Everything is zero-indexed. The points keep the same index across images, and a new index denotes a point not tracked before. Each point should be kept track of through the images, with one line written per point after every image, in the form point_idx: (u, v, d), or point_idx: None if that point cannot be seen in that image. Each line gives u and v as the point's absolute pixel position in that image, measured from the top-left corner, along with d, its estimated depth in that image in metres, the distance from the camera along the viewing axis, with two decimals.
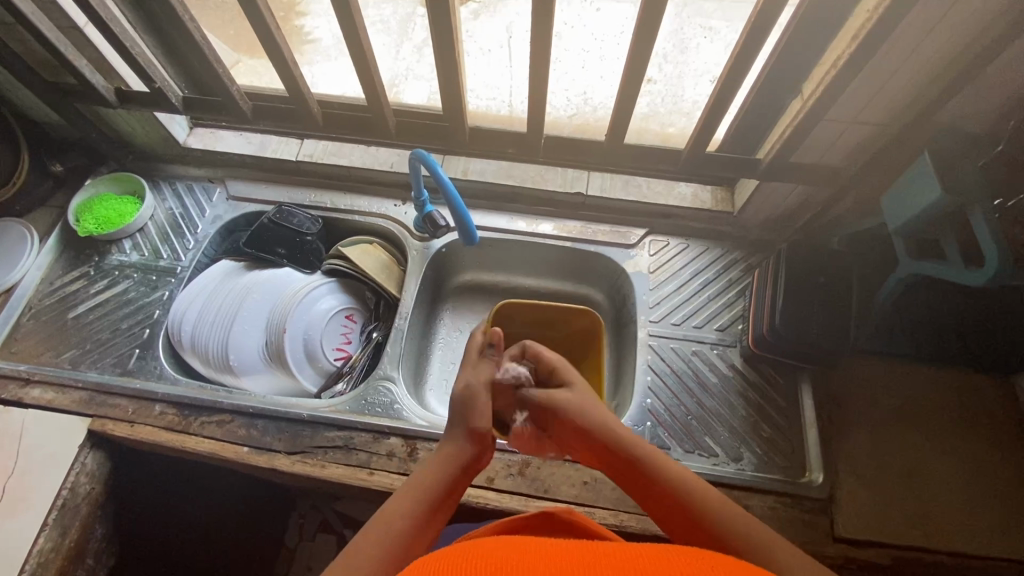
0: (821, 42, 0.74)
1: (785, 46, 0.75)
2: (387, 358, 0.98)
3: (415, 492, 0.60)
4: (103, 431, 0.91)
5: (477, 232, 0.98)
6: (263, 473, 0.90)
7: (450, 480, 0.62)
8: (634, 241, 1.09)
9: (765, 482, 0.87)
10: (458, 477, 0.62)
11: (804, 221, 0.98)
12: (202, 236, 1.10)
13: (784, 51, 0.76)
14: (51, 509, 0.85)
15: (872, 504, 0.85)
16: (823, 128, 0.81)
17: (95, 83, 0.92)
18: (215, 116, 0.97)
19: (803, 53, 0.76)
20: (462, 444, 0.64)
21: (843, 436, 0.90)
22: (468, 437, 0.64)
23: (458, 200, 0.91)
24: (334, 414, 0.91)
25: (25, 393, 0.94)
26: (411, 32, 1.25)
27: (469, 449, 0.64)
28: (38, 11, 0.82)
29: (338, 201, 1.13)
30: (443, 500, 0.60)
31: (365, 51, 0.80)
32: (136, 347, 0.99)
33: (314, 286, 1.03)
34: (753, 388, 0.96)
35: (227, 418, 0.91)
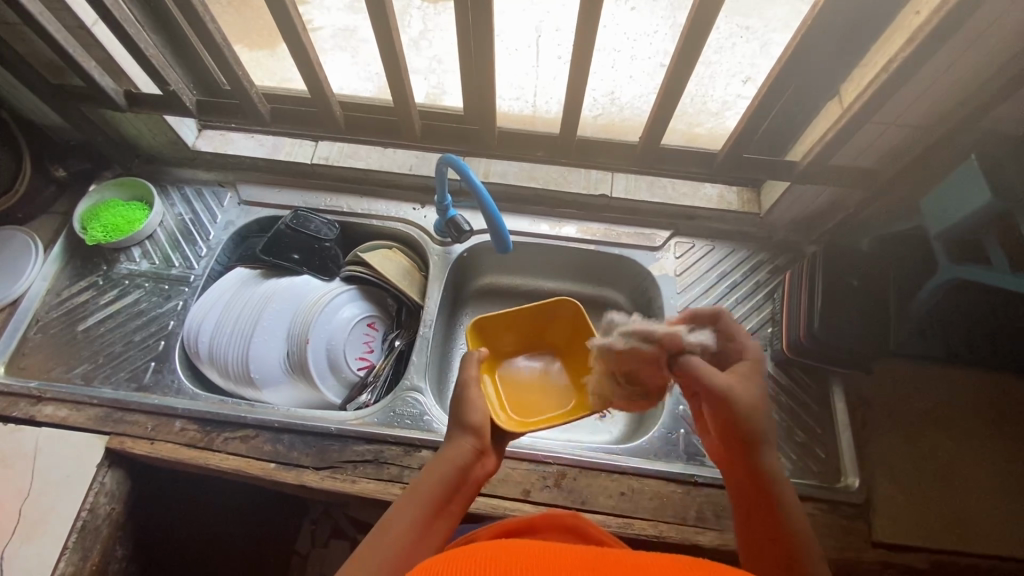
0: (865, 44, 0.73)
1: (829, 49, 0.74)
2: (413, 368, 0.96)
3: (417, 498, 0.60)
4: (122, 449, 0.87)
5: (511, 237, 0.93)
6: (291, 490, 0.87)
7: (453, 479, 0.62)
8: (659, 243, 1.07)
9: (802, 488, 0.86)
10: (461, 475, 0.63)
11: (834, 222, 0.97)
12: (215, 242, 1.07)
13: (826, 55, 0.75)
14: (72, 532, 0.82)
15: (909, 508, 0.85)
16: (863, 130, 0.80)
17: (105, 85, 0.88)
18: (229, 119, 0.93)
19: (847, 54, 0.74)
20: (460, 445, 0.64)
21: (877, 439, 0.90)
22: (469, 431, 0.65)
23: (492, 204, 0.87)
24: (362, 427, 0.88)
25: (36, 411, 0.91)
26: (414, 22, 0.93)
27: (466, 447, 0.64)
28: (45, 11, 0.78)
29: (356, 204, 1.09)
30: (445, 503, 0.61)
31: (395, 52, 0.77)
32: (152, 360, 0.96)
33: (334, 295, 1.00)
34: (785, 392, 0.95)
35: (251, 433, 0.88)
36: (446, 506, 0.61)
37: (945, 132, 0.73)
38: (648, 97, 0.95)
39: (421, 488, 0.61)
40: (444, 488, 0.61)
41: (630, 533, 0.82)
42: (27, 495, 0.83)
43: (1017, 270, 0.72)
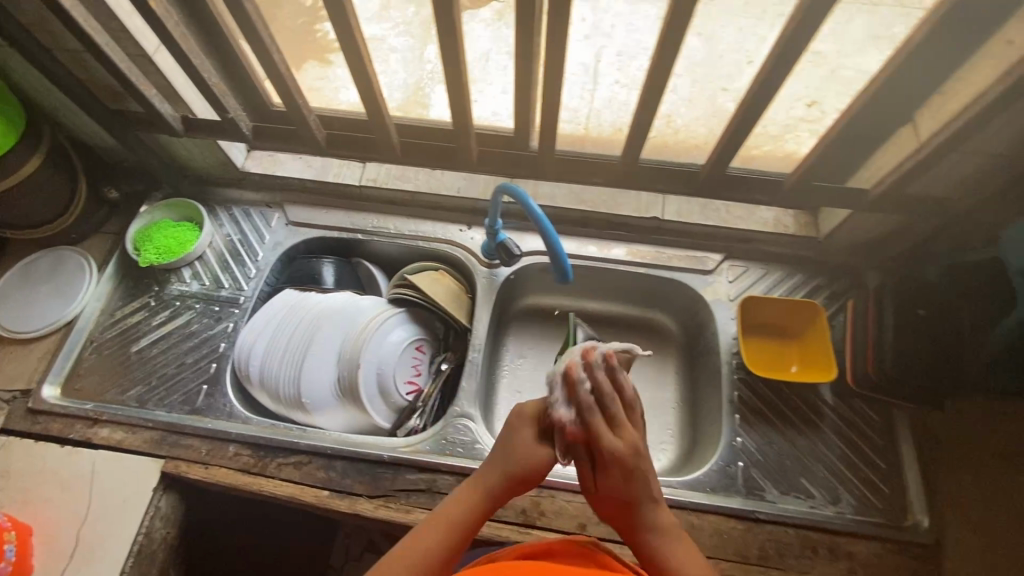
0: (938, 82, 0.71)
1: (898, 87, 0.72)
2: (464, 394, 0.95)
3: (467, 496, 0.66)
4: (177, 473, 0.88)
5: (571, 266, 0.89)
6: (343, 517, 0.87)
7: None
8: (712, 266, 1.04)
9: (867, 527, 0.84)
10: None
11: (900, 248, 0.93)
12: (263, 264, 1.07)
13: (895, 92, 0.73)
14: (129, 557, 0.83)
15: (988, 552, 0.80)
16: (941, 162, 0.76)
17: (164, 111, 0.89)
18: (284, 144, 0.95)
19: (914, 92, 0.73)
20: (489, 473, 0.68)
21: (944, 478, 0.86)
22: None
23: (551, 228, 0.84)
24: (414, 455, 0.88)
25: (93, 433, 0.91)
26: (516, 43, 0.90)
27: (503, 486, 0.67)
28: (111, 41, 0.79)
29: (403, 226, 1.09)
30: None
31: (459, 81, 0.78)
32: (204, 383, 0.96)
33: (383, 319, 0.99)
34: (847, 425, 0.91)
35: (304, 459, 0.88)
36: (461, 545, 0.64)
37: None
38: (706, 119, 0.91)
39: (442, 516, 0.64)
40: (468, 520, 0.65)
41: None
42: (85, 518, 0.85)
43: None
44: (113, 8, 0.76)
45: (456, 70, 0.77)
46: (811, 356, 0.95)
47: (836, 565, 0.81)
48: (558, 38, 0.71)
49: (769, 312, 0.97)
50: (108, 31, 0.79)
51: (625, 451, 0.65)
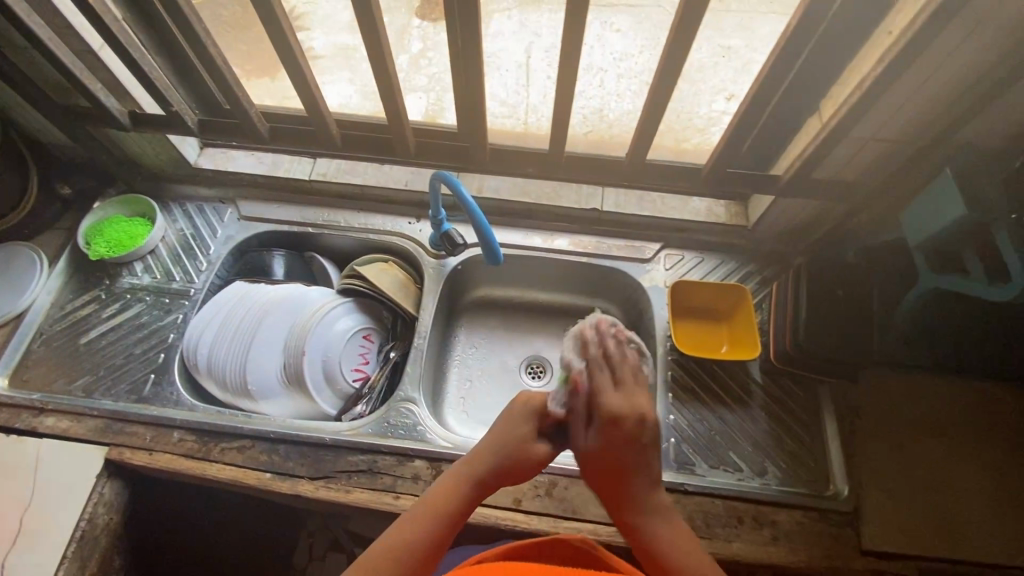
0: (834, 72, 0.76)
1: (798, 77, 0.77)
2: (407, 379, 0.98)
3: (466, 475, 0.66)
4: (121, 459, 0.89)
5: (500, 250, 0.96)
6: (286, 500, 0.89)
7: None
8: (650, 255, 1.08)
9: (791, 496, 0.87)
10: None
11: (821, 233, 0.98)
12: (215, 257, 1.09)
13: (796, 81, 0.78)
14: (71, 542, 0.83)
15: (898, 514, 0.86)
16: (841, 146, 0.82)
17: (109, 105, 0.92)
18: (231, 138, 0.99)
19: (815, 82, 0.78)
20: (487, 456, 0.66)
21: (864, 450, 0.91)
22: None
23: (483, 220, 0.89)
24: (356, 437, 0.90)
25: (39, 422, 0.92)
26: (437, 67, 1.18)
27: (502, 467, 0.66)
28: (54, 36, 0.82)
29: (353, 219, 1.12)
30: None
31: (389, 74, 0.83)
32: (152, 372, 0.98)
33: (330, 308, 1.02)
34: (774, 401, 0.95)
35: (248, 443, 0.90)
36: (457, 525, 0.65)
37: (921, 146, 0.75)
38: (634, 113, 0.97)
39: (439, 499, 0.65)
40: (464, 504, 0.65)
41: (621, 541, 0.83)
42: (28, 505, 0.85)
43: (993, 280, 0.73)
44: (55, 4, 0.78)
45: (385, 63, 0.81)
46: (738, 336, 1.00)
47: (760, 533, 0.85)
48: (465, 39, 0.75)
49: (698, 297, 1.03)
50: (52, 27, 0.82)
51: (625, 410, 0.62)
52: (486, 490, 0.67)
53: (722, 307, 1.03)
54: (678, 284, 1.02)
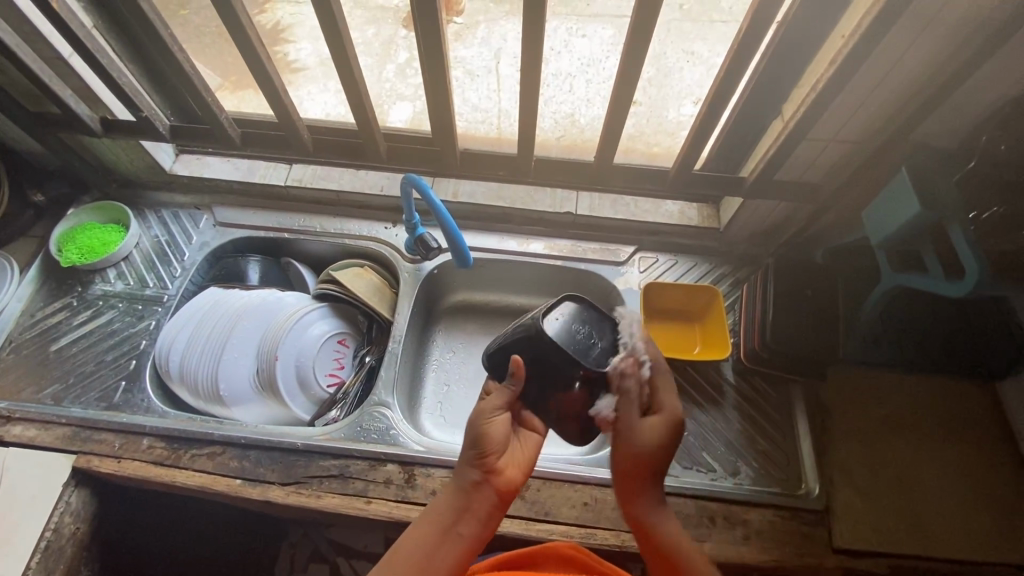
0: (793, 76, 0.78)
1: (758, 81, 0.79)
2: (382, 383, 0.97)
3: (451, 485, 0.67)
4: (88, 467, 0.88)
5: (470, 253, 0.98)
6: (257, 506, 0.88)
7: None
8: (624, 257, 1.09)
9: (763, 495, 0.87)
10: None
11: (791, 234, 0.99)
12: (189, 263, 1.09)
13: (756, 85, 0.80)
14: (35, 552, 0.81)
15: (869, 511, 0.86)
16: (804, 147, 0.83)
17: (80, 112, 0.91)
18: (203, 143, 0.99)
19: (775, 86, 0.80)
20: (466, 465, 0.67)
21: (835, 448, 0.91)
22: None
23: (451, 223, 0.91)
24: (328, 441, 0.90)
25: (5, 431, 0.91)
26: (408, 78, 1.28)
27: (478, 469, 0.66)
28: (23, 43, 0.82)
29: (328, 224, 1.12)
30: None
31: (357, 79, 0.84)
32: (122, 380, 0.97)
33: (304, 312, 1.02)
34: (747, 401, 0.96)
35: (218, 449, 0.89)
36: (457, 535, 0.64)
37: (879, 147, 0.77)
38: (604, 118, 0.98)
39: (434, 511, 0.66)
40: (451, 512, 0.65)
41: (593, 542, 0.83)
42: None
43: (949, 275, 0.74)
44: (22, 10, 0.78)
45: (351, 69, 0.83)
46: (710, 334, 1.01)
47: (732, 532, 0.84)
48: (429, 44, 0.76)
49: (669, 297, 1.03)
50: (20, 34, 0.82)
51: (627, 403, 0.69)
52: (480, 496, 0.65)
53: (694, 305, 1.03)
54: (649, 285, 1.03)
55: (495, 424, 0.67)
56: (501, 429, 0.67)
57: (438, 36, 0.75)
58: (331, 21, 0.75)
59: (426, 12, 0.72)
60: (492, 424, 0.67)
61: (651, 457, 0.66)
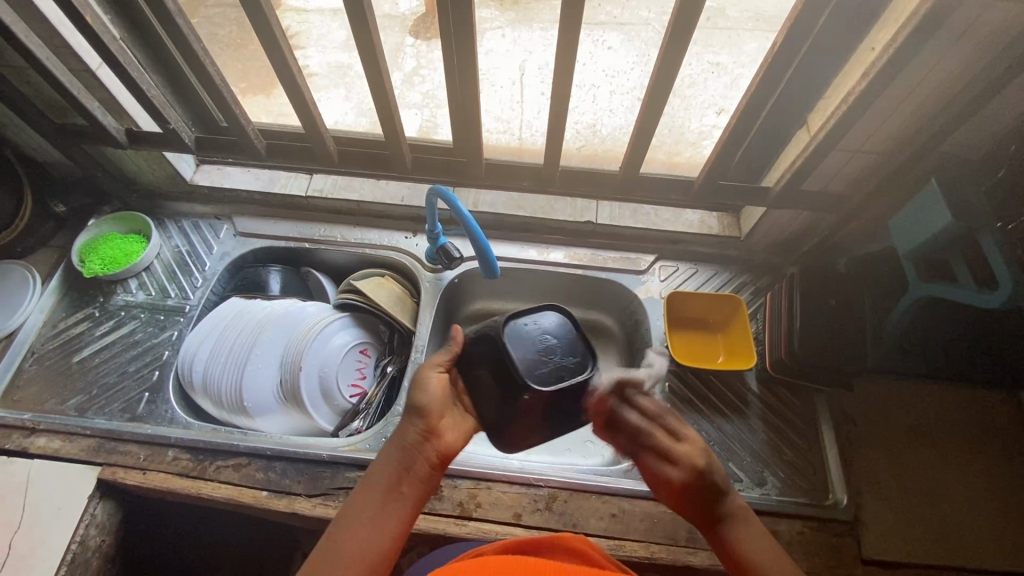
0: (820, 87, 0.78)
1: (786, 92, 0.79)
2: (405, 393, 0.97)
3: (395, 444, 0.67)
4: (114, 479, 0.87)
5: (497, 263, 0.97)
6: (282, 518, 0.87)
7: None
8: (645, 267, 1.09)
9: (791, 506, 0.87)
10: None
11: (812, 243, 1.00)
12: (210, 274, 1.09)
13: (784, 96, 0.80)
14: (61, 566, 0.80)
15: (898, 523, 0.86)
16: (830, 158, 0.84)
17: (107, 124, 0.92)
18: (227, 154, 1.00)
19: (802, 97, 0.80)
20: (408, 424, 0.68)
21: (862, 457, 0.91)
22: None
23: (479, 232, 0.91)
24: (353, 453, 0.89)
25: (29, 443, 0.91)
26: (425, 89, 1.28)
27: (418, 425, 0.67)
28: (52, 55, 0.82)
29: (349, 234, 1.12)
30: None
31: (385, 92, 0.84)
32: (145, 390, 0.97)
33: (326, 322, 1.02)
34: (771, 410, 0.96)
35: (243, 461, 0.89)
36: (402, 491, 0.64)
37: (907, 158, 0.77)
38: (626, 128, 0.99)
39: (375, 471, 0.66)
40: (394, 471, 0.65)
41: (622, 555, 0.82)
42: (18, 528, 0.83)
43: (981, 286, 0.74)
44: (54, 25, 0.79)
45: (379, 81, 0.83)
46: (733, 346, 1.01)
47: None
48: (460, 55, 0.77)
49: (694, 307, 1.04)
50: (50, 46, 0.83)
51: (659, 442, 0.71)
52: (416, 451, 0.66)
53: (717, 317, 1.04)
54: (675, 293, 1.03)
55: (433, 375, 0.70)
56: (437, 384, 0.70)
57: (467, 45, 0.75)
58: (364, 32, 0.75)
59: (458, 25, 0.73)
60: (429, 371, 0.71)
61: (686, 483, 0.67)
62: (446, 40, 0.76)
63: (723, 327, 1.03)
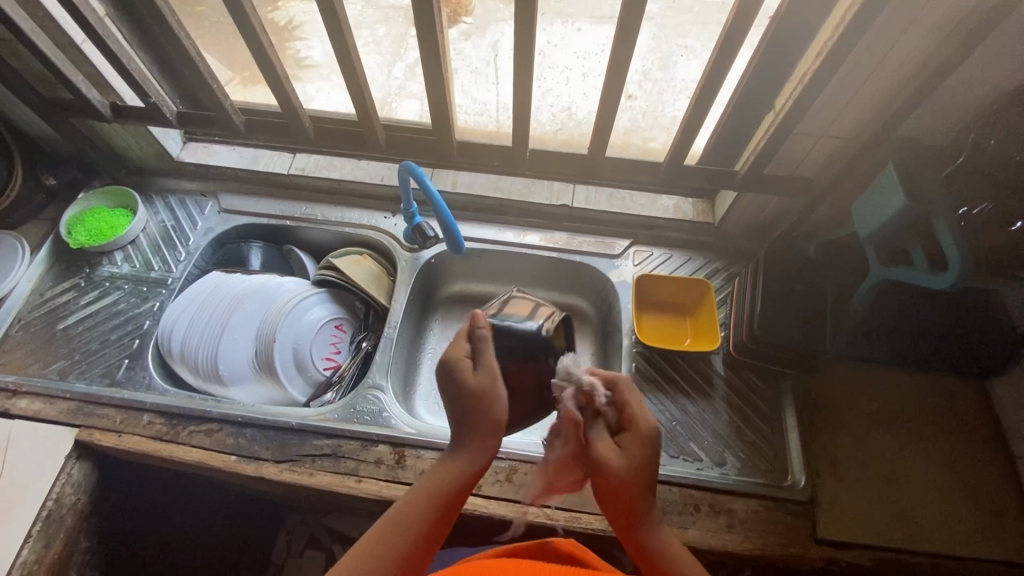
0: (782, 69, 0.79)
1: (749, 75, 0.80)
2: (376, 367, 0.99)
3: (453, 466, 0.64)
4: (90, 440, 0.90)
5: (463, 241, 1.02)
6: (251, 482, 0.90)
7: None
8: (619, 251, 1.10)
9: (748, 485, 0.88)
10: None
11: (783, 230, 1.00)
12: (194, 248, 1.12)
13: (748, 79, 0.81)
14: (36, 520, 0.84)
15: (855, 506, 0.86)
16: (794, 141, 0.85)
17: (92, 98, 0.95)
18: (208, 130, 1.02)
19: (765, 81, 0.81)
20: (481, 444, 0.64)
21: (823, 441, 0.92)
22: None
23: (446, 212, 0.94)
24: (322, 422, 0.92)
25: (11, 404, 0.94)
26: (413, 74, 1.31)
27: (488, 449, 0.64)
28: (37, 28, 0.85)
29: (330, 213, 1.15)
30: None
31: (357, 71, 0.86)
32: (126, 357, 1.00)
33: (303, 297, 1.04)
34: (735, 393, 0.97)
35: (215, 427, 0.92)
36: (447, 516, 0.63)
37: (866, 141, 0.77)
38: None
39: (435, 482, 0.63)
40: (454, 488, 0.63)
41: (578, 526, 0.84)
42: None
43: (936, 270, 0.75)
44: None
45: (351, 61, 0.85)
46: (702, 325, 1.03)
47: (715, 521, 0.85)
48: (428, 34, 0.78)
49: (663, 290, 1.05)
50: (34, 20, 0.85)
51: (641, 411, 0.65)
52: (472, 479, 0.64)
53: (686, 297, 1.06)
54: (643, 275, 1.05)
55: (495, 368, 0.65)
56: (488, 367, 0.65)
57: (433, 26, 0.77)
58: (332, 11, 0.77)
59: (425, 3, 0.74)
60: (491, 362, 0.65)
61: (650, 431, 0.64)
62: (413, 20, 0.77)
63: (691, 307, 1.06)
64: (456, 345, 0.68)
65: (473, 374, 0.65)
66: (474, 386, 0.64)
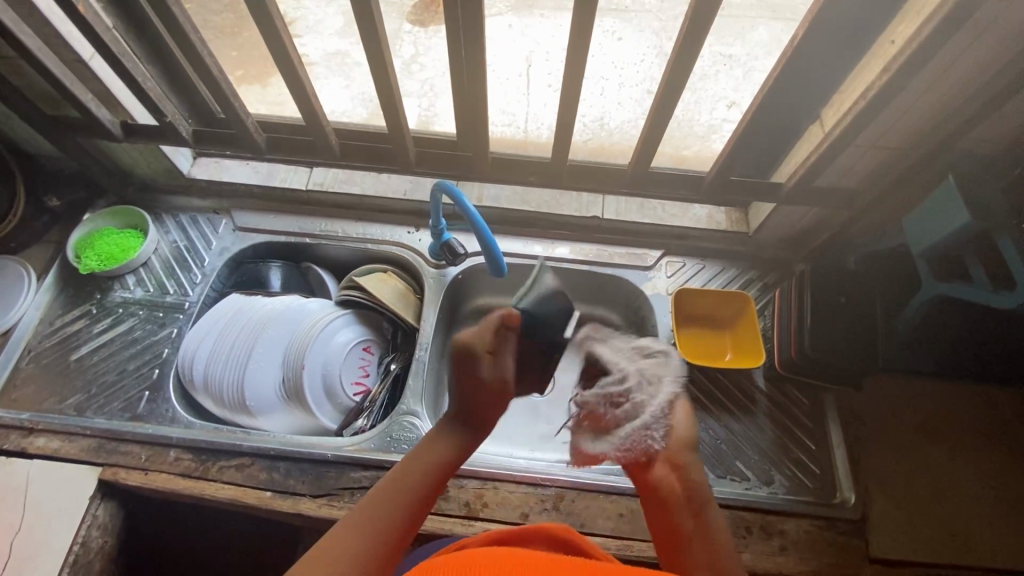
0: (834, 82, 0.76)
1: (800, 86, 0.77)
2: (409, 392, 0.96)
3: (424, 465, 0.62)
4: (116, 480, 0.86)
5: (505, 261, 0.96)
6: (287, 518, 0.87)
7: None
8: (651, 263, 1.08)
9: (798, 505, 0.86)
10: None
11: (823, 240, 0.98)
12: (210, 269, 1.07)
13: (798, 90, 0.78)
14: (63, 567, 0.80)
15: (906, 523, 0.85)
16: (844, 154, 0.82)
17: (101, 117, 0.90)
18: (225, 148, 0.98)
19: None
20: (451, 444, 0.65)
21: (870, 456, 0.91)
22: None
23: (486, 228, 0.89)
24: (359, 453, 0.88)
25: (29, 443, 0.89)
26: None
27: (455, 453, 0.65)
28: (43, 45, 0.79)
29: (351, 229, 1.10)
30: None
31: (389, 82, 0.82)
32: (146, 389, 0.96)
33: (328, 320, 1.00)
34: (780, 409, 0.95)
35: (246, 461, 0.88)
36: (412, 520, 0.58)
37: (923, 155, 0.75)
38: None
39: (401, 478, 0.60)
40: (424, 485, 0.60)
41: (631, 555, 0.82)
42: (19, 529, 0.82)
43: (997, 287, 0.73)
44: (46, 15, 0.76)
45: (383, 75, 0.81)
46: (745, 343, 0.99)
47: (768, 543, 0.84)
48: (467, 47, 0.75)
49: (702, 305, 1.02)
50: (40, 36, 0.80)
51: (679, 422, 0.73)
52: (439, 485, 0.62)
53: (727, 314, 1.02)
54: (683, 288, 1.01)
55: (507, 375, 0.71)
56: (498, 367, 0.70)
57: (474, 40, 0.73)
58: (365, 25, 0.73)
59: (467, 15, 0.70)
60: (506, 364, 0.71)
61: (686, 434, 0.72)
62: (453, 35, 0.74)
63: (732, 325, 1.02)
64: (482, 337, 0.71)
65: (492, 373, 0.69)
66: (491, 381, 0.69)
